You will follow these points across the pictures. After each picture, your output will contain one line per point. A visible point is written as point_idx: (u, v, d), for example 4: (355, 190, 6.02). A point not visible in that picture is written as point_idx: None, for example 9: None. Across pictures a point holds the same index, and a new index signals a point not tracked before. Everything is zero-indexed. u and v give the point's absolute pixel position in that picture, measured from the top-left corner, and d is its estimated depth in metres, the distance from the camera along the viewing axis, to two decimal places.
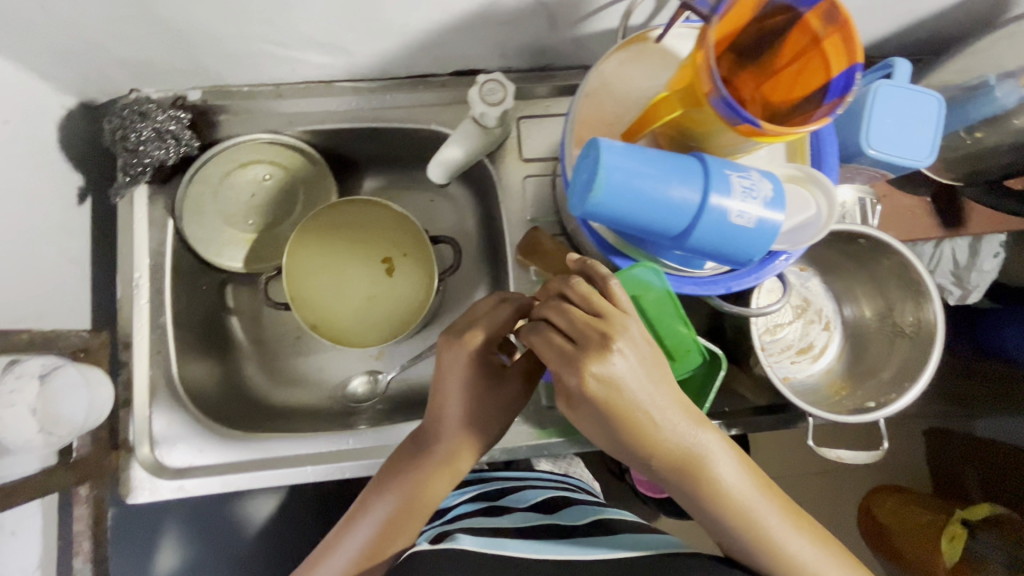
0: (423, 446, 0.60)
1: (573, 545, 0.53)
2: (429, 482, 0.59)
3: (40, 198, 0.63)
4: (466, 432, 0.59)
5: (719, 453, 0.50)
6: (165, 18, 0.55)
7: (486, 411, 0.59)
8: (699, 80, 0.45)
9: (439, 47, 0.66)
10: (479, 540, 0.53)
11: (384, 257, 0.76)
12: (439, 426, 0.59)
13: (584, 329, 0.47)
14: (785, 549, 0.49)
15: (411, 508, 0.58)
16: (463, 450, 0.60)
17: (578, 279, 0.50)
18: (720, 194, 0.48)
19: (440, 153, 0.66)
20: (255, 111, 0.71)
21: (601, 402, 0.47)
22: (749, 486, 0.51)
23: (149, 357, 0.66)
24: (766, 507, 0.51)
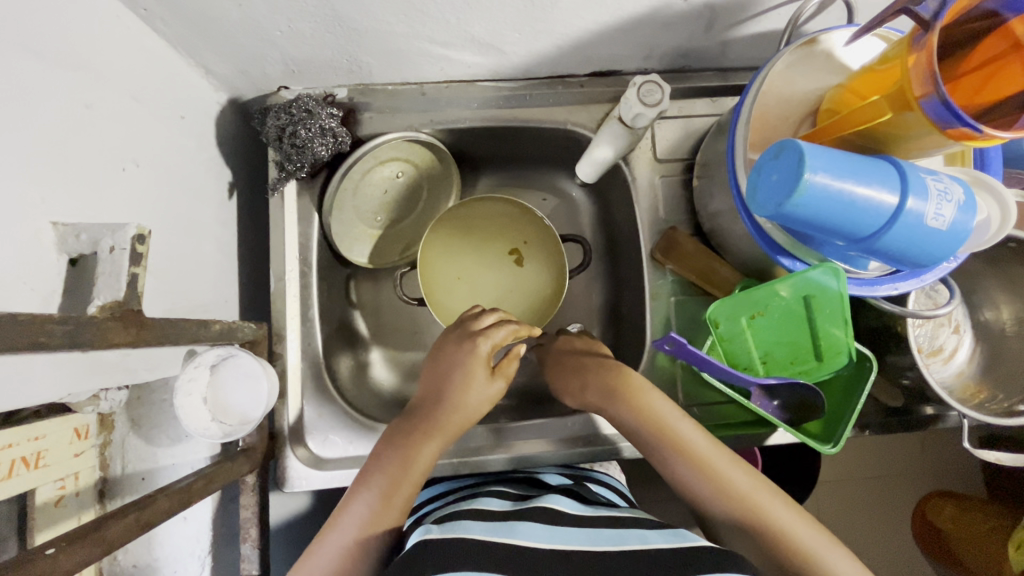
0: (407, 414, 0.63)
1: (584, 537, 0.52)
2: (420, 447, 0.59)
3: (204, 192, 0.65)
4: (466, 410, 0.62)
5: (666, 409, 0.61)
6: (349, 17, 0.57)
7: (464, 393, 0.62)
8: (916, 82, 0.45)
9: (590, 48, 0.67)
10: (488, 527, 0.53)
11: (511, 254, 0.78)
12: (435, 397, 0.63)
13: (566, 344, 0.74)
14: (742, 494, 0.56)
15: (410, 471, 0.57)
16: (457, 425, 0.62)
17: (568, 335, 0.77)
18: (918, 198, 0.48)
19: (591, 152, 0.68)
20: (397, 108, 0.72)
21: (572, 363, 0.70)
22: (712, 449, 0.59)
23: (301, 349, 0.68)
24: (719, 458, 0.58)
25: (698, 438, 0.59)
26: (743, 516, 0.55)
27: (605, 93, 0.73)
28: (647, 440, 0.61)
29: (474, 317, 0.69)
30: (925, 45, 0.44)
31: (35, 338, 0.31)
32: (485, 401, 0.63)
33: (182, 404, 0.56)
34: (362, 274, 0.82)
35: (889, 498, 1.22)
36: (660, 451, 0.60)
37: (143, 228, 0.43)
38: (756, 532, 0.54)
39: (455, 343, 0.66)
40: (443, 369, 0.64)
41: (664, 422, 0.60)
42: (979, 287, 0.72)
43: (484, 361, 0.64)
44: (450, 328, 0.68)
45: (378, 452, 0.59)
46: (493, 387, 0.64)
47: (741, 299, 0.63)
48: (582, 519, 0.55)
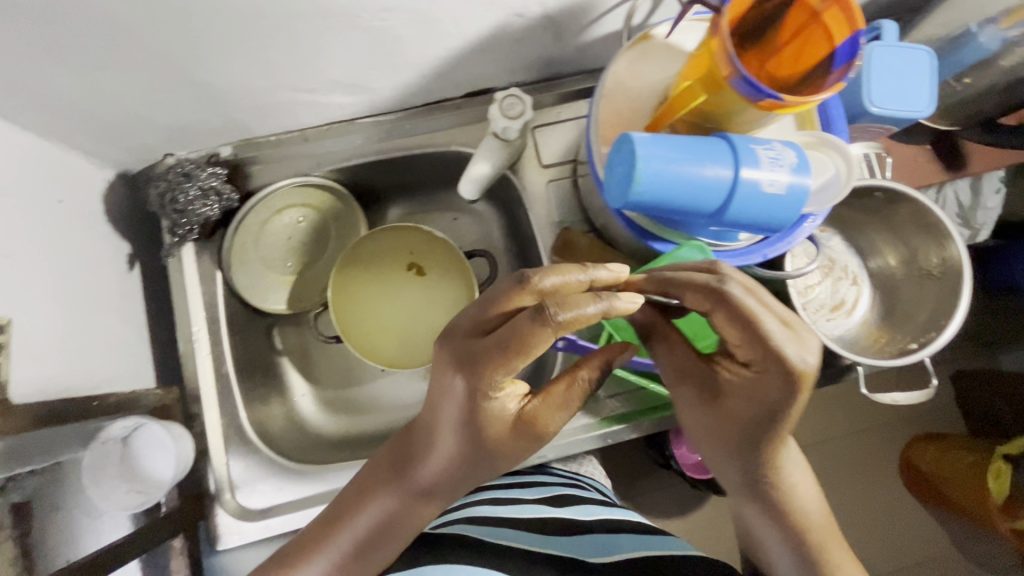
0: (416, 463, 0.55)
1: (569, 543, 0.58)
2: (416, 507, 0.55)
3: (98, 270, 0.66)
4: (471, 454, 0.53)
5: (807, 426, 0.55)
6: (203, 80, 0.59)
7: (472, 443, 0.52)
8: (719, 64, 0.48)
9: (455, 71, 0.69)
10: (482, 530, 0.59)
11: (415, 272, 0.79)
12: (448, 437, 0.52)
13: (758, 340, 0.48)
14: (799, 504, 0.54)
15: (399, 528, 0.55)
16: (459, 474, 0.55)
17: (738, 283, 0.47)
18: (750, 168, 0.51)
19: (469, 170, 0.70)
20: (284, 157, 0.74)
21: (778, 376, 0.49)
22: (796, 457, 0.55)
23: (218, 406, 0.69)
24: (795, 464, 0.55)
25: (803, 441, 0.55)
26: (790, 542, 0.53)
27: (483, 111, 0.76)
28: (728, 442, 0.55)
29: (506, 301, 0.46)
30: (719, 29, 0.47)
31: None
32: (517, 439, 0.52)
33: (93, 481, 0.58)
34: (286, 319, 0.82)
35: (863, 453, 1.23)
36: (731, 459, 0.55)
37: None
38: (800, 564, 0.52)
39: (472, 337, 0.48)
40: (450, 397, 0.50)
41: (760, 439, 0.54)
42: (864, 236, 0.76)
43: (496, 383, 0.48)
44: (471, 312, 0.48)
45: (367, 498, 0.56)
46: (517, 433, 0.52)
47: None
48: (572, 528, 0.60)
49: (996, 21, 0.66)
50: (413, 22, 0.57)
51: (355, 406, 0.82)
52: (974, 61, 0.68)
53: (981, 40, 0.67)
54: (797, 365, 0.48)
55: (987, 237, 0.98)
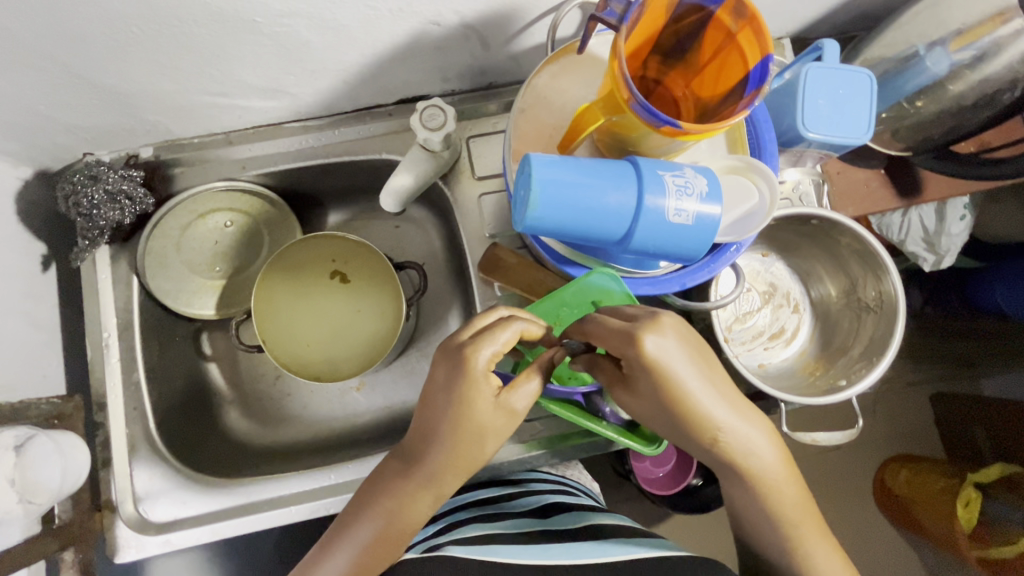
0: (412, 465, 0.51)
1: (563, 551, 0.54)
2: (413, 501, 0.51)
3: (4, 271, 0.64)
4: (467, 447, 0.49)
5: (750, 433, 0.49)
6: (103, 81, 0.57)
7: (472, 429, 0.49)
8: (618, 87, 0.46)
9: (379, 78, 0.67)
10: (468, 548, 0.54)
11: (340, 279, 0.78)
12: (444, 434, 0.49)
13: (619, 332, 0.47)
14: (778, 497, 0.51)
15: (395, 532, 0.51)
16: (460, 466, 0.51)
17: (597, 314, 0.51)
18: (655, 195, 0.48)
19: (391, 182, 0.67)
20: (208, 160, 0.72)
21: (652, 374, 0.47)
22: (769, 452, 0.50)
23: (126, 414, 0.67)
24: (766, 458, 0.51)
25: (760, 439, 0.50)
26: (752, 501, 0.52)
27: None
28: (698, 451, 0.51)
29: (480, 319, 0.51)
30: (617, 49, 0.45)
31: None
32: (499, 427, 0.50)
33: None
34: (214, 324, 0.80)
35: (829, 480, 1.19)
36: (680, 443, 0.51)
37: None
38: (758, 517, 0.53)
39: (450, 349, 0.49)
40: (436, 395, 0.49)
41: (683, 425, 0.49)
42: (808, 264, 0.73)
43: (485, 376, 0.48)
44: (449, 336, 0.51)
45: (361, 511, 0.52)
46: (505, 419, 0.49)
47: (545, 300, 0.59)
48: (559, 540, 0.57)
49: (944, 44, 0.62)
50: (319, 28, 0.54)
51: (282, 416, 0.81)
52: (919, 86, 0.65)
53: (927, 63, 0.64)
54: (643, 345, 0.46)
55: (952, 263, 0.94)
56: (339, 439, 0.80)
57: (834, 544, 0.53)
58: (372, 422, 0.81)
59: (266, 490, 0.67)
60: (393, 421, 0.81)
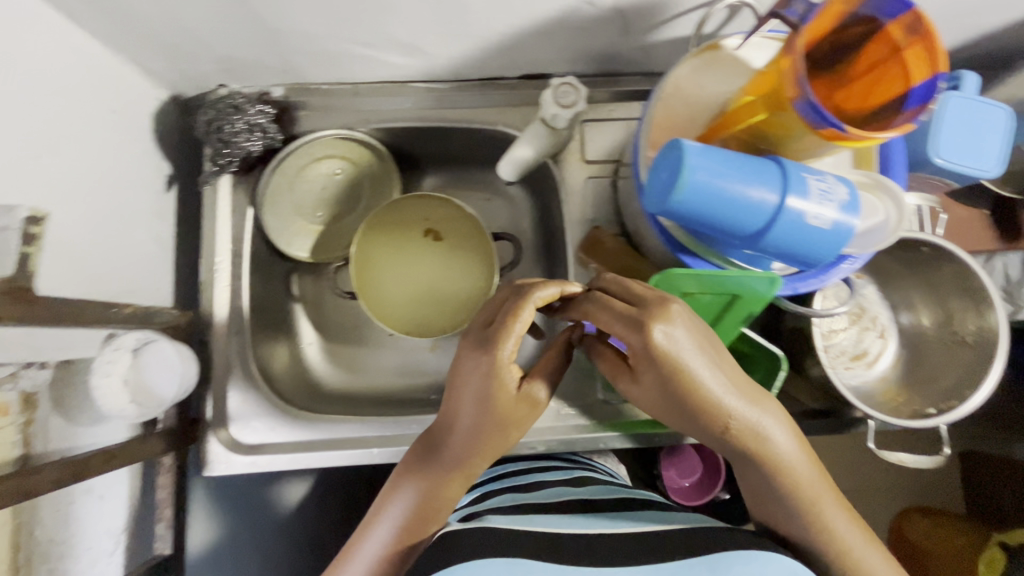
0: (447, 443, 0.54)
1: (601, 522, 0.52)
2: (445, 483, 0.53)
3: (138, 185, 0.67)
4: (495, 431, 0.53)
5: (766, 421, 0.50)
6: (267, 17, 0.59)
7: (502, 415, 0.52)
8: (785, 85, 0.47)
9: (514, 51, 0.68)
10: (504, 516, 0.52)
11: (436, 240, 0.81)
12: (475, 420, 0.52)
13: (627, 317, 0.49)
14: (803, 487, 0.51)
15: (431, 512, 0.53)
16: (488, 448, 0.54)
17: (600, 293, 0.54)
18: (798, 196, 0.49)
19: (511, 151, 0.69)
20: (332, 107, 0.75)
21: (664, 361, 0.48)
22: (788, 441, 0.51)
23: (228, 338, 0.70)
24: (784, 446, 0.51)
25: (779, 431, 0.51)
26: (766, 480, 0.52)
27: (534, 96, 0.75)
28: (715, 441, 0.52)
29: (496, 306, 0.55)
30: (793, 47, 0.46)
31: None
32: (523, 414, 0.54)
33: (99, 384, 0.59)
34: (305, 267, 0.83)
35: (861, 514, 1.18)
36: (687, 424, 0.52)
37: (38, 210, 0.44)
38: (775, 499, 0.53)
39: (472, 343, 0.52)
40: (466, 385, 0.52)
41: (696, 411, 0.50)
42: (904, 293, 0.73)
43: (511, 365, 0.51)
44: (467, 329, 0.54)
45: (396, 486, 0.54)
46: (529, 407, 0.54)
47: (687, 273, 0.56)
48: (595, 514, 0.56)
49: None
50: None
51: (359, 364, 0.83)
52: None
53: None
54: (652, 332, 0.48)
55: None
56: (411, 394, 0.83)
57: (854, 516, 0.53)
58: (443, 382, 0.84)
59: (352, 429, 0.69)
60: None
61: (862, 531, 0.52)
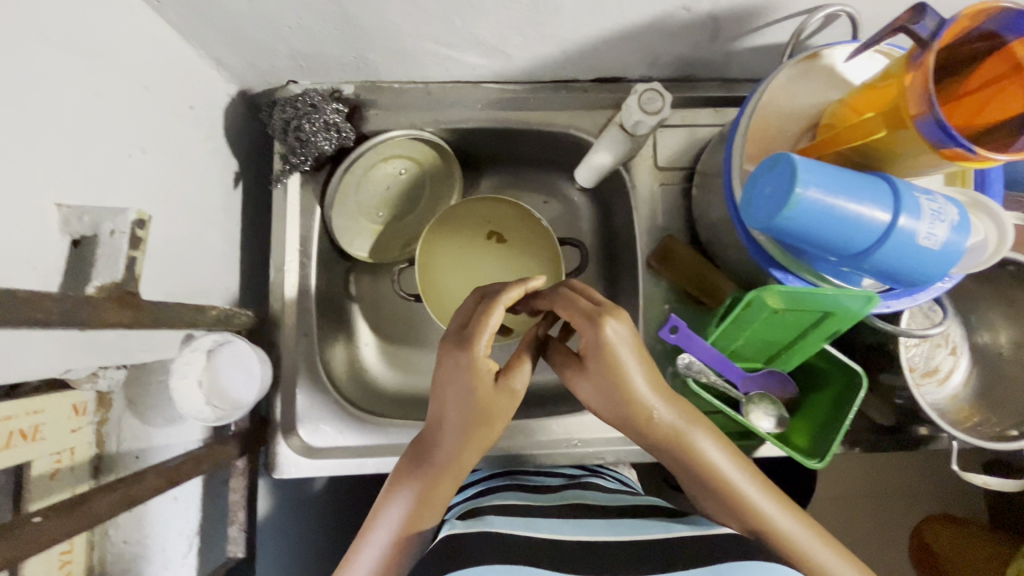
0: (419, 444, 0.55)
1: (608, 529, 0.51)
2: (437, 484, 0.53)
3: (211, 182, 0.66)
4: (479, 429, 0.52)
5: (693, 429, 0.54)
6: (356, 15, 0.57)
7: (486, 408, 0.51)
8: (907, 103, 0.46)
9: (596, 54, 0.67)
10: (511, 522, 0.51)
11: (497, 241, 0.80)
12: (457, 420, 0.52)
13: (585, 313, 0.51)
14: (747, 500, 0.52)
15: (422, 516, 0.53)
16: (475, 447, 0.53)
17: (567, 288, 0.55)
18: (911, 217, 0.48)
19: (590, 158, 0.69)
20: (402, 106, 0.73)
21: (608, 358, 0.51)
22: (718, 451, 0.54)
23: (296, 339, 0.69)
24: (715, 453, 0.53)
25: (713, 447, 0.54)
26: (701, 478, 0.53)
27: (608, 99, 0.74)
28: (659, 449, 0.55)
29: (466, 309, 0.54)
30: (921, 64, 0.44)
31: (29, 315, 0.33)
32: (502, 404, 0.52)
33: (177, 385, 0.58)
34: (364, 267, 0.82)
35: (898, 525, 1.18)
36: (624, 427, 0.55)
37: (143, 214, 0.45)
38: (712, 498, 0.53)
39: (448, 346, 0.52)
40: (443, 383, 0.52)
41: (632, 414, 0.53)
42: (975, 311, 0.72)
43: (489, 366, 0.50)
44: (447, 332, 0.53)
45: (391, 489, 0.54)
46: (502, 395, 0.52)
47: (795, 291, 0.53)
48: (598, 516, 0.54)
49: None
50: None
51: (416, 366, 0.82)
52: None
53: None
54: (604, 328, 0.50)
55: None
56: None
57: (810, 523, 0.52)
58: None
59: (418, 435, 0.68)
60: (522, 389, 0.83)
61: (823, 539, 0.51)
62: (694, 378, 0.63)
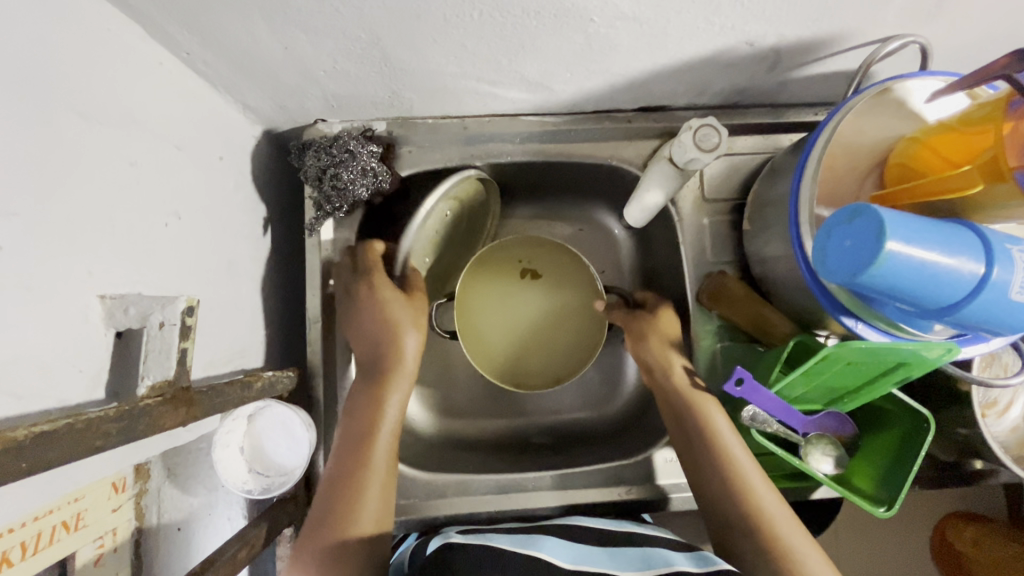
0: (355, 414, 0.59)
1: (612, 558, 0.48)
2: (383, 400, 0.59)
3: (243, 234, 0.62)
4: (398, 333, 0.61)
5: (710, 402, 0.61)
6: (398, 58, 0.54)
7: (397, 313, 0.62)
8: (1005, 154, 0.43)
9: (644, 85, 0.63)
10: (510, 540, 0.50)
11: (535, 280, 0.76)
12: (382, 331, 0.61)
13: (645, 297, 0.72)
14: (744, 473, 0.56)
15: (377, 444, 0.57)
16: (408, 358, 0.62)
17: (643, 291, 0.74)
18: (1005, 269, 0.45)
19: (640, 196, 0.65)
20: (437, 142, 0.70)
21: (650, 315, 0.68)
22: (728, 425, 0.60)
23: (336, 393, 0.66)
24: (724, 425, 0.59)
25: (726, 424, 0.60)
26: (700, 436, 0.59)
27: (653, 129, 0.70)
28: (677, 413, 0.62)
29: (354, 267, 0.65)
30: None
31: (91, 445, 0.30)
32: (417, 303, 0.64)
33: (219, 457, 0.55)
34: None
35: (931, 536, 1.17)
36: (654, 384, 0.65)
37: (192, 299, 0.43)
38: (707, 463, 0.58)
39: (351, 291, 0.64)
40: (360, 317, 0.63)
41: (662, 366, 0.65)
42: None
43: (391, 287, 0.63)
44: (341, 284, 0.65)
45: (346, 418, 0.59)
46: (415, 299, 0.64)
47: (869, 344, 0.51)
48: (603, 543, 0.52)
49: None
50: (639, 33, 0.52)
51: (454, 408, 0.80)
52: None
53: None
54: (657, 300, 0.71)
55: None
56: (508, 439, 0.79)
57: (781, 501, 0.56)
58: (542, 425, 0.81)
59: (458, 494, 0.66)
60: (565, 428, 0.81)
61: (788, 513, 0.55)
62: (759, 428, 0.63)
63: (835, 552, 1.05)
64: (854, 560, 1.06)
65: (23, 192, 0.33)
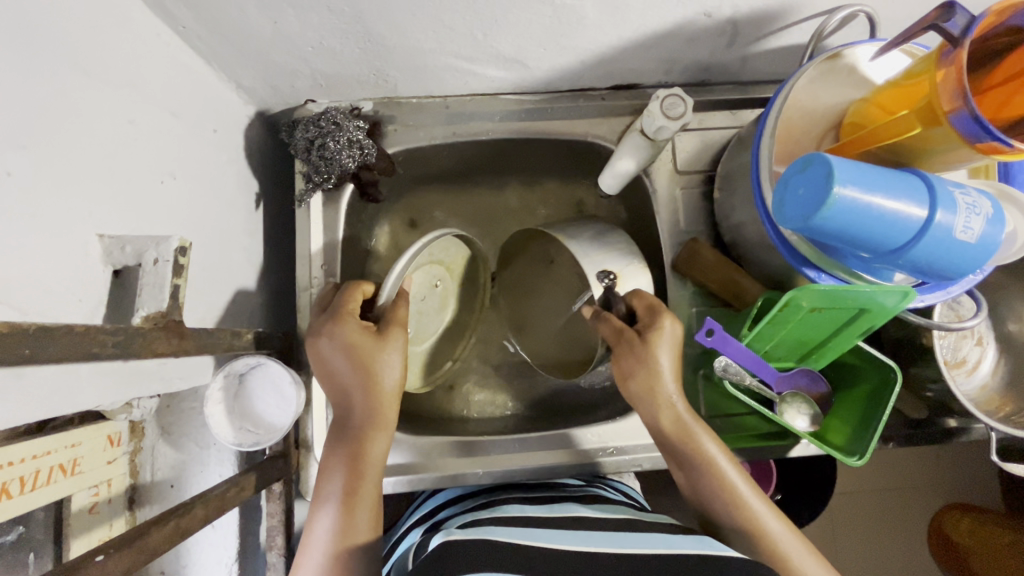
0: (335, 464, 0.58)
1: (610, 541, 0.49)
2: (366, 442, 0.58)
3: (236, 205, 0.65)
4: (371, 377, 0.59)
5: (699, 428, 0.60)
6: (381, 34, 0.57)
7: (369, 355, 0.59)
8: (938, 99, 0.46)
9: (615, 61, 0.67)
10: (511, 532, 0.49)
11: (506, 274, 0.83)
12: (354, 376, 0.59)
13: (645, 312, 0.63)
14: (738, 494, 0.58)
15: (365, 482, 0.57)
16: (386, 401, 0.60)
17: (643, 296, 0.64)
18: (948, 212, 0.48)
19: (613, 165, 0.70)
20: (422, 121, 0.74)
21: (641, 344, 0.60)
22: (719, 450, 0.59)
23: None
24: (714, 450, 0.59)
25: (716, 448, 0.59)
26: (693, 463, 0.59)
27: (626, 106, 0.74)
28: (669, 442, 0.61)
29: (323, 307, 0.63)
30: (953, 60, 0.45)
31: (88, 349, 0.33)
32: (391, 338, 0.60)
33: (211, 411, 0.57)
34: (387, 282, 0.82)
35: None
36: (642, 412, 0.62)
37: (184, 240, 0.45)
38: (704, 487, 0.59)
39: (316, 331, 0.60)
40: (327, 358, 0.60)
41: (650, 395, 0.60)
42: (1005, 301, 0.73)
43: (359, 328, 0.59)
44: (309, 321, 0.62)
45: (327, 465, 0.58)
46: (388, 335, 0.60)
47: (826, 289, 0.54)
48: (603, 528, 0.52)
49: None
50: (603, 7, 0.56)
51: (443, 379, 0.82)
52: None
53: None
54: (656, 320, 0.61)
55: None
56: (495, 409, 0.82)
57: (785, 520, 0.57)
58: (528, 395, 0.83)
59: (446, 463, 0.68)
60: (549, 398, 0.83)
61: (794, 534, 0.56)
62: (731, 380, 0.65)
63: (824, 529, 1.06)
64: (844, 537, 1.06)
65: (31, 130, 0.36)
